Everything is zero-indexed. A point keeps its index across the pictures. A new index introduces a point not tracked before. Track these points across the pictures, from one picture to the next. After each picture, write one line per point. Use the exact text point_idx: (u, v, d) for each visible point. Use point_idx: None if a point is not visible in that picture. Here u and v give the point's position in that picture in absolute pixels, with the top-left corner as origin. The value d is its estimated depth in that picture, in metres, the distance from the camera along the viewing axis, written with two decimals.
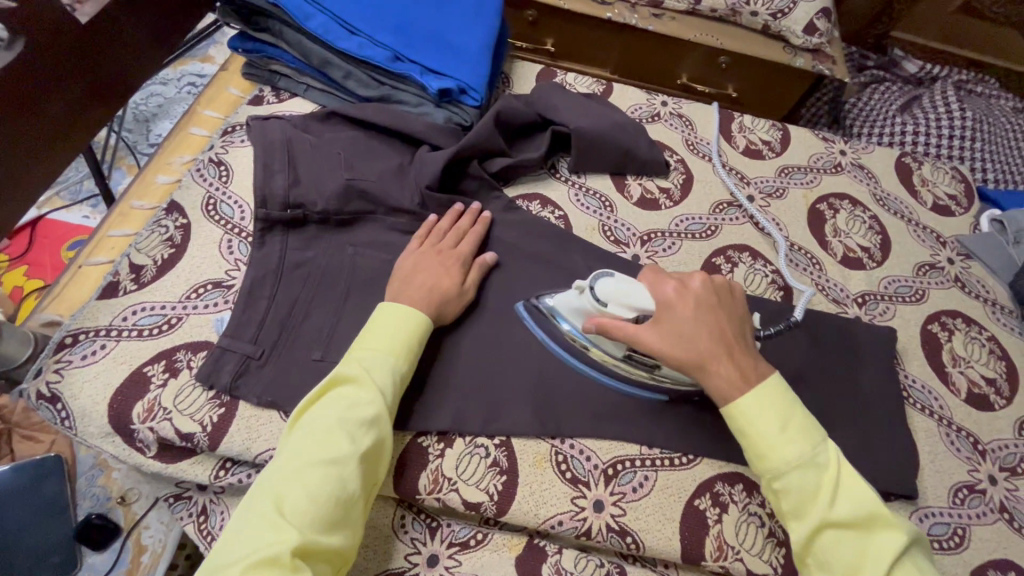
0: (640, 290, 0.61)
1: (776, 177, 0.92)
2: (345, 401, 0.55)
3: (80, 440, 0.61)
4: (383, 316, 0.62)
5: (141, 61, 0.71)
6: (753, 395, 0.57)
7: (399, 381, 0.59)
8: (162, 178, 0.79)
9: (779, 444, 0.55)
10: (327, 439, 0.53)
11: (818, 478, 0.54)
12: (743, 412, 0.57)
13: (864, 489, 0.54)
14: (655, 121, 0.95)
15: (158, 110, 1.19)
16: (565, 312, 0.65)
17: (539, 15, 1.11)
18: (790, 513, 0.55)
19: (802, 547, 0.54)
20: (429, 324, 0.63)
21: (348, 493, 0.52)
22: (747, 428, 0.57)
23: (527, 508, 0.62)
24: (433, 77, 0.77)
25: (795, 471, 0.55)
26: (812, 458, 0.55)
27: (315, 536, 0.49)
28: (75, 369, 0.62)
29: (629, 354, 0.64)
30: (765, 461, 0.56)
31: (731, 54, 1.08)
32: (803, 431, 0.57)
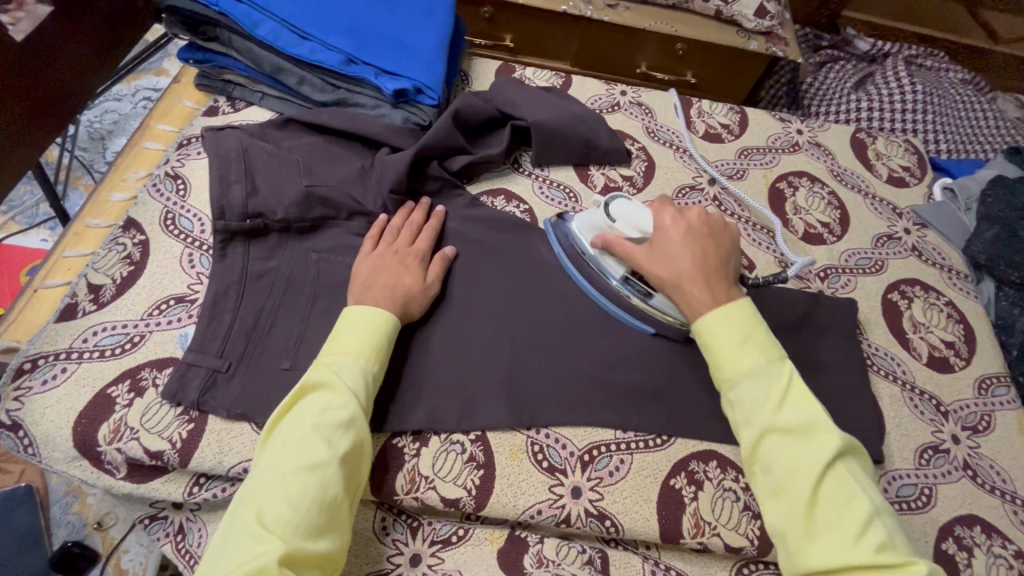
0: (646, 215, 0.69)
1: (736, 159, 0.94)
2: (319, 407, 0.55)
3: (46, 467, 0.60)
4: (350, 318, 0.62)
5: (86, 77, 0.70)
6: (720, 310, 0.61)
7: (371, 383, 0.59)
8: (118, 195, 0.78)
9: (737, 356, 0.59)
10: (305, 446, 0.53)
11: (768, 387, 0.57)
12: (708, 327, 0.61)
13: (812, 401, 0.56)
14: (615, 110, 0.96)
15: (113, 126, 1.16)
16: (577, 230, 0.74)
17: (496, 11, 1.11)
18: (741, 423, 0.57)
19: (749, 452, 0.56)
20: (397, 323, 0.64)
21: (332, 497, 0.52)
22: (712, 341, 0.61)
23: (506, 500, 0.62)
24: (388, 77, 0.77)
25: (748, 379, 0.58)
26: (766, 369, 0.58)
27: (302, 543, 0.49)
28: (36, 395, 0.61)
29: (627, 277, 0.70)
30: (724, 371, 0.60)
31: (686, 41, 1.10)
32: (761, 348, 0.60)
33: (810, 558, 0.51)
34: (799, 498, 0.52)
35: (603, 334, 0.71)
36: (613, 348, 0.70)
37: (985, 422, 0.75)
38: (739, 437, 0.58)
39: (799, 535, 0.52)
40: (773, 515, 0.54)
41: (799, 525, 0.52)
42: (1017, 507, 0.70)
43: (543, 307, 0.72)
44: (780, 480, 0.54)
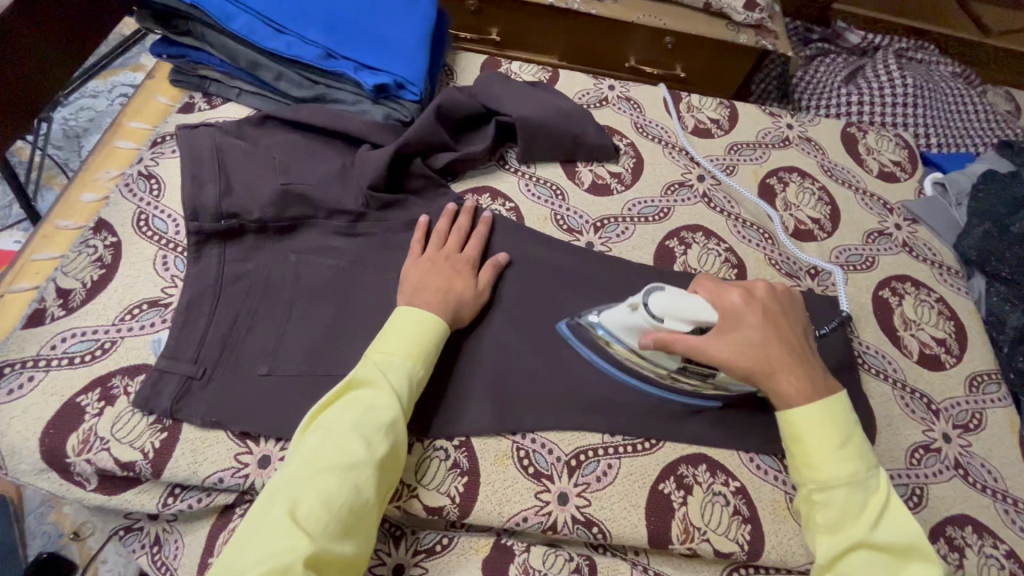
0: (697, 302, 0.59)
1: (725, 154, 0.92)
2: (363, 405, 0.53)
3: (12, 479, 0.58)
4: (400, 318, 0.60)
5: (52, 73, 0.67)
6: (818, 408, 0.57)
7: (415, 388, 0.57)
8: (89, 195, 0.75)
9: (834, 460, 0.55)
10: (345, 442, 0.51)
11: (865, 500, 0.54)
12: (802, 426, 0.57)
13: (911, 523, 0.54)
14: (602, 106, 0.94)
15: (89, 124, 1.13)
16: (619, 329, 0.63)
17: (481, 5, 1.09)
18: (826, 533, 0.55)
19: (827, 560, 0.54)
20: (445, 327, 0.62)
21: (363, 500, 0.50)
22: (807, 444, 0.57)
23: (491, 507, 0.61)
24: (368, 72, 0.75)
25: (842, 488, 0.55)
26: (861, 481, 0.55)
27: (328, 544, 0.47)
28: (2, 405, 0.58)
29: (685, 366, 0.63)
30: (813, 473, 0.56)
31: (676, 34, 1.08)
32: (860, 455, 0.56)
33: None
34: None
35: None
36: (600, 350, 0.69)
37: (977, 420, 0.75)
38: (814, 541, 0.56)
39: None
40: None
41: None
42: (1008, 506, 0.69)
43: (528, 309, 0.70)
44: None
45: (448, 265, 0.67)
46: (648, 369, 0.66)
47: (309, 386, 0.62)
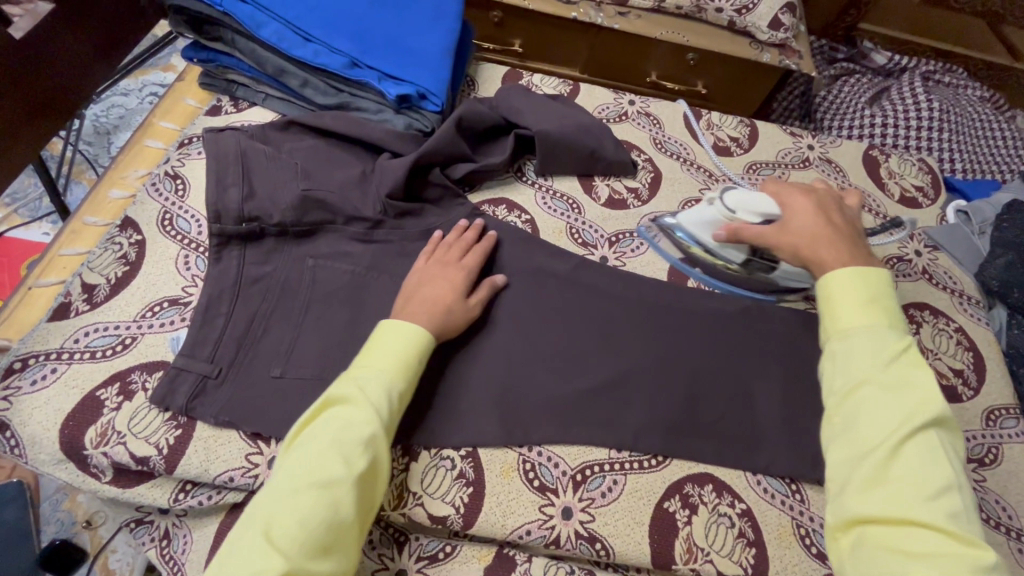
0: (764, 198, 0.70)
1: (744, 173, 0.92)
2: (340, 422, 0.54)
3: (32, 467, 0.59)
4: (382, 332, 0.61)
5: (87, 75, 0.69)
6: (854, 273, 0.59)
7: (396, 402, 0.57)
8: (116, 192, 0.77)
9: (854, 311, 0.57)
10: (323, 460, 0.51)
11: (882, 345, 0.54)
12: (834, 284, 0.59)
13: (928, 372, 0.53)
14: (622, 120, 0.94)
15: (119, 121, 1.16)
16: (696, 224, 0.76)
17: (505, 16, 1.10)
18: (835, 372, 0.55)
19: (835, 401, 0.54)
20: (428, 339, 0.62)
21: (342, 518, 0.51)
22: (832, 298, 0.59)
23: (494, 519, 0.61)
24: (391, 82, 0.76)
25: (861, 334, 0.56)
26: (882, 331, 0.55)
27: (304, 562, 0.47)
28: (25, 395, 0.60)
29: (749, 259, 0.75)
30: (834, 325, 0.58)
31: (698, 51, 1.07)
32: (886, 316, 0.57)
33: (860, 508, 0.48)
34: (876, 451, 0.49)
35: (599, 351, 0.70)
36: (608, 365, 0.69)
37: (993, 454, 0.73)
38: (828, 388, 0.56)
39: (863, 481, 0.49)
40: (834, 460, 0.52)
41: (863, 476, 0.49)
42: None
43: (538, 322, 0.71)
44: (860, 431, 0.51)
45: (444, 274, 0.68)
46: (722, 266, 0.77)
47: (321, 390, 0.63)
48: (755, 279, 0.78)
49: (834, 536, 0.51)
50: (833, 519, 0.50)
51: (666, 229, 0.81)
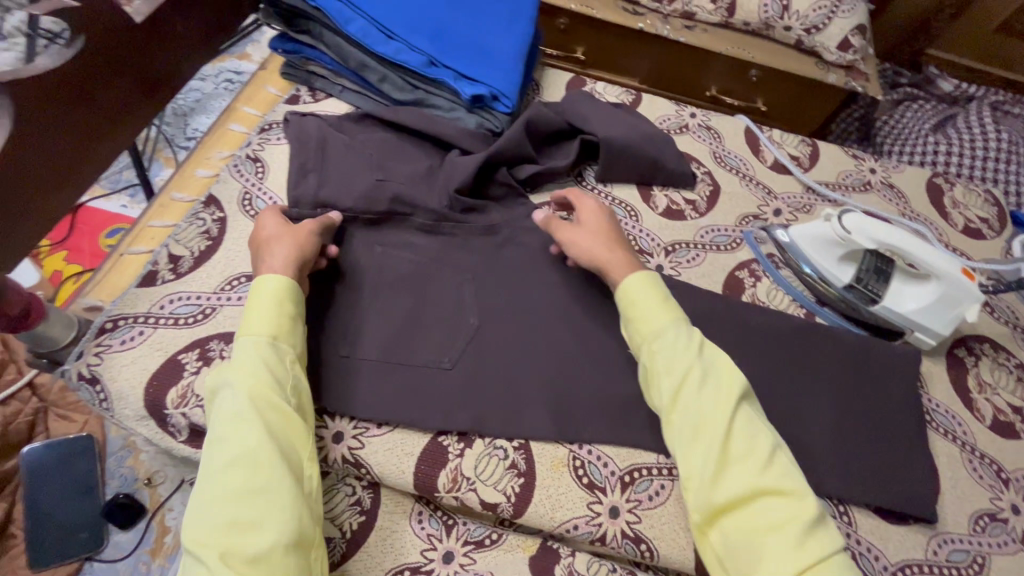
0: (884, 225, 0.72)
1: (803, 193, 0.92)
2: (223, 402, 0.54)
3: (115, 421, 0.64)
4: (252, 299, 0.60)
5: (188, 60, 0.74)
6: (641, 277, 0.65)
7: (271, 361, 0.57)
8: (202, 171, 0.82)
9: (653, 313, 0.63)
10: (221, 442, 0.52)
11: (687, 342, 0.60)
12: (631, 290, 0.64)
13: (718, 351, 0.61)
14: (683, 132, 0.95)
15: (196, 105, 1.19)
16: (810, 239, 0.79)
17: (571, 24, 1.12)
18: (661, 376, 0.59)
19: (670, 400, 0.58)
20: (286, 287, 0.60)
21: (257, 486, 0.50)
22: (634, 302, 0.64)
23: (543, 511, 0.63)
24: (467, 82, 0.79)
25: (670, 332, 0.61)
26: (679, 327, 0.61)
27: (234, 542, 0.48)
28: (114, 353, 0.64)
29: (855, 284, 0.77)
30: (641, 331, 0.63)
31: (762, 68, 1.07)
32: (678, 311, 0.64)
33: (717, 497, 0.54)
34: (712, 439, 0.55)
35: None
36: None
37: None
38: (657, 389, 0.60)
39: (712, 472, 0.54)
40: (685, 455, 0.56)
41: (710, 470, 0.55)
42: None
43: (594, 323, 0.72)
44: (697, 424, 0.56)
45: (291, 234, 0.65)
46: (825, 286, 0.79)
47: (386, 374, 0.66)
48: (851, 310, 0.79)
49: (701, 530, 0.56)
50: (698, 514, 0.55)
51: (777, 243, 0.84)
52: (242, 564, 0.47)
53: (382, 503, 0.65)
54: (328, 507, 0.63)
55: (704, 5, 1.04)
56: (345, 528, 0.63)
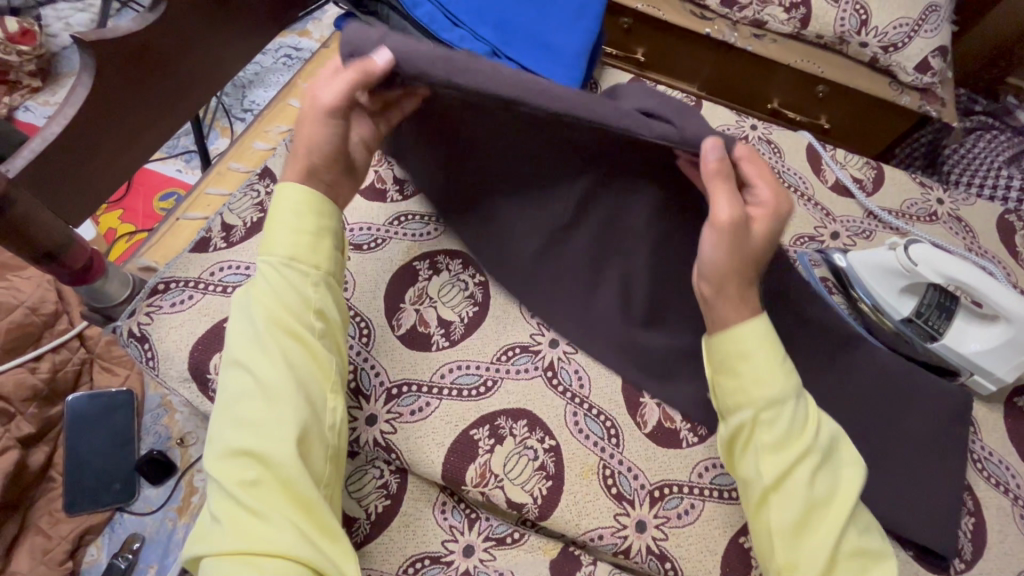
0: (955, 260, 0.68)
1: (864, 218, 0.88)
2: (245, 327, 0.54)
3: (160, 381, 0.65)
4: (273, 212, 0.56)
5: (259, 34, 0.75)
6: (755, 324, 0.53)
7: (291, 285, 0.54)
8: (260, 144, 0.83)
9: (765, 372, 0.52)
10: (244, 367, 0.53)
11: (801, 415, 0.52)
12: (739, 339, 0.53)
13: (828, 423, 0.54)
14: (742, 144, 0.92)
15: (254, 77, 1.20)
16: (869, 267, 0.75)
17: (634, 24, 1.09)
18: (771, 455, 0.51)
19: (774, 482, 0.51)
20: (306, 200, 0.56)
21: (271, 416, 0.50)
22: (740, 355, 0.53)
23: (569, 517, 0.62)
24: (528, 76, 0.78)
25: (787, 404, 0.52)
26: (794, 398, 0.52)
27: (251, 467, 0.49)
28: (164, 315, 0.66)
29: (913, 318, 0.74)
30: (751, 396, 0.52)
31: (831, 84, 1.03)
32: (791, 373, 0.53)
33: None
34: (824, 533, 0.50)
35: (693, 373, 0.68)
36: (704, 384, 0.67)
37: None
38: (760, 465, 0.52)
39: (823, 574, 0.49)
40: (789, 548, 0.50)
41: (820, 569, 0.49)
42: None
43: None
44: (807, 516, 0.50)
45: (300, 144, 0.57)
46: (879, 318, 0.76)
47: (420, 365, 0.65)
48: (905, 345, 0.76)
49: None
50: None
51: (832, 267, 0.79)
52: (260, 490, 0.48)
53: (408, 489, 0.65)
54: (355, 487, 0.64)
55: (776, 14, 1.00)
56: (370, 510, 0.63)
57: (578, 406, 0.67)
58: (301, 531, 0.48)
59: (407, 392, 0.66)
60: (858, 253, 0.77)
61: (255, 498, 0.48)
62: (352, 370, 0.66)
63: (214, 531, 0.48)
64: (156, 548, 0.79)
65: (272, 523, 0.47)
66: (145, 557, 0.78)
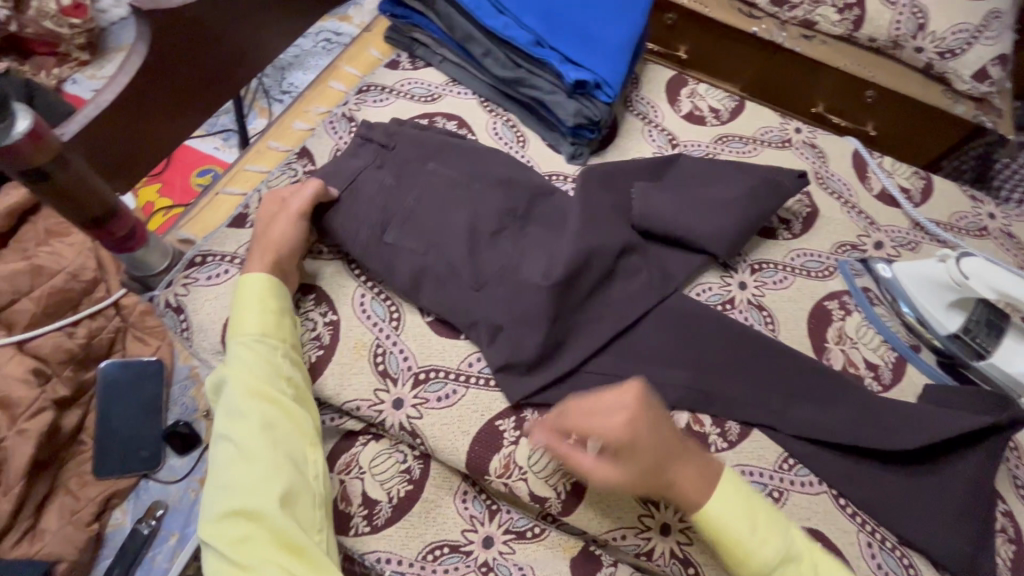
0: (1011, 274, 0.65)
1: (910, 229, 0.85)
2: (223, 404, 0.57)
3: (193, 352, 0.66)
4: (240, 297, 0.61)
5: (309, 14, 0.75)
6: (717, 494, 0.55)
7: (261, 360, 0.58)
8: (300, 124, 0.84)
9: (754, 540, 0.54)
10: (225, 440, 0.55)
11: (796, 567, 0.54)
12: (711, 518, 0.55)
13: (829, 558, 0.56)
14: (785, 147, 0.90)
15: (294, 59, 1.20)
16: (915, 279, 0.74)
17: (679, 20, 1.07)
18: None
19: None
20: (269, 285, 0.61)
21: (253, 481, 0.53)
22: (723, 532, 0.54)
23: (592, 515, 0.61)
24: (571, 66, 0.77)
25: (777, 564, 0.54)
26: (790, 549, 0.55)
27: (240, 532, 0.51)
28: (200, 287, 0.67)
29: (961, 334, 0.72)
30: (747, 567, 0.55)
31: (880, 90, 1.00)
32: (771, 521, 0.56)
33: None
34: None
35: (727, 376, 0.66)
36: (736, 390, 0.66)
37: None
38: None
39: None
40: None
41: None
42: None
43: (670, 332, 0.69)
44: None
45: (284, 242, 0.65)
46: (924, 331, 0.74)
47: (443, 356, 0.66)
48: (950, 362, 0.73)
49: None
50: None
51: (874, 277, 0.78)
52: (251, 547, 0.51)
53: (430, 475, 0.65)
54: (377, 470, 0.64)
55: (829, 15, 0.98)
56: (391, 494, 0.63)
57: None
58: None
59: (434, 378, 0.65)
60: (903, 265, 0.76)
61: (248, 558, 0.50)
62: (380, 353, 0.66)
63: None
64: (178, 516, 0.80)
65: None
66: (168, 524, 0.80)
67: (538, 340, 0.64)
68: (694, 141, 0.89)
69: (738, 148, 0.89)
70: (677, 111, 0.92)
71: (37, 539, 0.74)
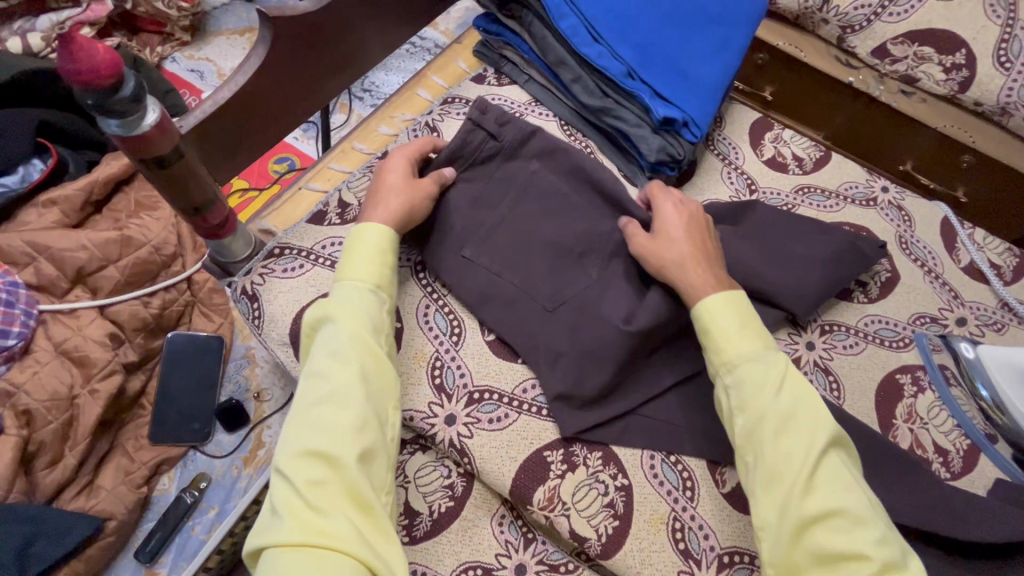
0: None
1: (997, 309, 0.80)
2: (326, 342, 0.56)
3: (261, 339, 0.69)
4: (358, 245, 0.62)
5: (410, 27, 0.77)
6: (720, 296, 0.60)
7: (372, 309, 0.59)
8: (384, 129, 0.86)
9: (734, 338, 0.58)
10: (321, 376, 0.54)
11: (768, 370, 0.56)
12: (709, 311, 0.59)
13: (807, 387, 0.56)
14: (869, 206, 0.86)
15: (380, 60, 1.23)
16: (1001, 364, 0.72)
17: (770, 60, 1.05)
18: (740, 408, 0.56)
19: (745, 439, 0.54)
20: (389, 243, 0.63)
21: (342, 423, 0.51)
22: (709, 329, 0.59)
23: (632, 561, 0.60)
24: (661, 103, 0.76)
25: (746, 366, 0.56)
26: (761, 356, 0.57)
27: (319, 471, 0.49)
28: (276, 279, 0.69)
29: None
30: (720, 356, 0.58)
31: (979, 156, 0.95)
32: (759, 334, 0.59)
33: (799, 548, 0.49)
34: (794, 488, 0.50)
35: None
36: None
37: None
38: (732, 425, 0.56)
39: (794, 523, 0.50)
40: (774, 504, 0.51)
41: (793, 516, 0.50)
42: None
43: None
44: (775, 470, 0.52)
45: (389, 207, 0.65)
46: (1001, 421, 0.71)
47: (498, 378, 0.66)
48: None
49: None
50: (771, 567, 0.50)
51: (954, 355, 0.75)
52: (328, 490, 0.48)
53: (471, 495, 0.65)
54: (422, 482, 0.64)
55: (933, 73, 0.93)
56: (433, 507, 0.64)
57: (657, 449, 0.64)
58: (362, 531, 0.47)
59: (488, 400, 0.65)
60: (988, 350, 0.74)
61: (321, 500, 0.47)
62: (438, 366, 0.67)
63: (273, 532, 0.46)
64: (220, 491, 0.83)
65: (339, 520, 0.46)
66: (209, 497, 0.82)
67: (596, 375, 0.63)
68: (772, 189, 0.86)
69: (820, 202, 0.86)
70: (760, 155, 0.89)
71: (93, 493, 0.78)
